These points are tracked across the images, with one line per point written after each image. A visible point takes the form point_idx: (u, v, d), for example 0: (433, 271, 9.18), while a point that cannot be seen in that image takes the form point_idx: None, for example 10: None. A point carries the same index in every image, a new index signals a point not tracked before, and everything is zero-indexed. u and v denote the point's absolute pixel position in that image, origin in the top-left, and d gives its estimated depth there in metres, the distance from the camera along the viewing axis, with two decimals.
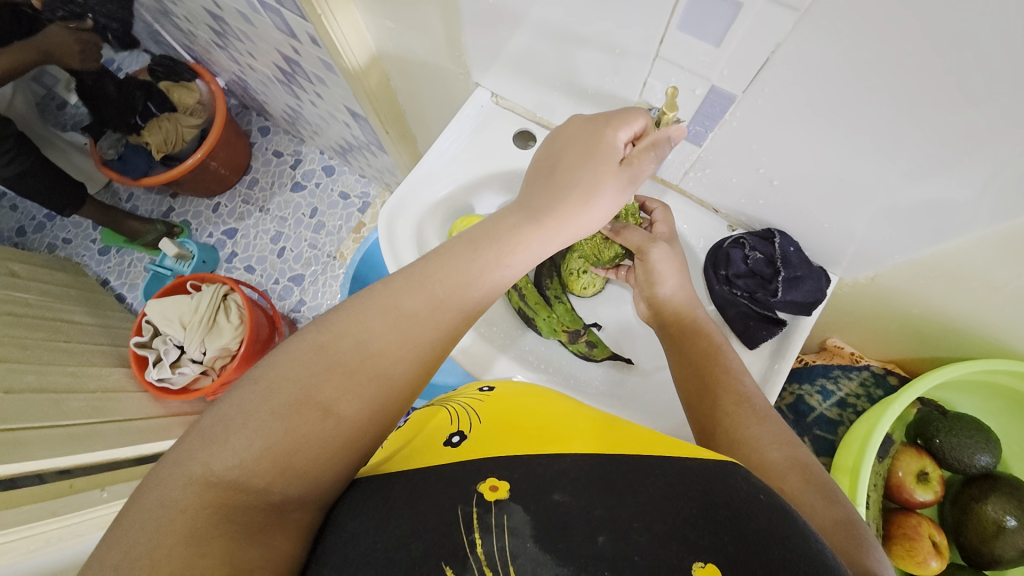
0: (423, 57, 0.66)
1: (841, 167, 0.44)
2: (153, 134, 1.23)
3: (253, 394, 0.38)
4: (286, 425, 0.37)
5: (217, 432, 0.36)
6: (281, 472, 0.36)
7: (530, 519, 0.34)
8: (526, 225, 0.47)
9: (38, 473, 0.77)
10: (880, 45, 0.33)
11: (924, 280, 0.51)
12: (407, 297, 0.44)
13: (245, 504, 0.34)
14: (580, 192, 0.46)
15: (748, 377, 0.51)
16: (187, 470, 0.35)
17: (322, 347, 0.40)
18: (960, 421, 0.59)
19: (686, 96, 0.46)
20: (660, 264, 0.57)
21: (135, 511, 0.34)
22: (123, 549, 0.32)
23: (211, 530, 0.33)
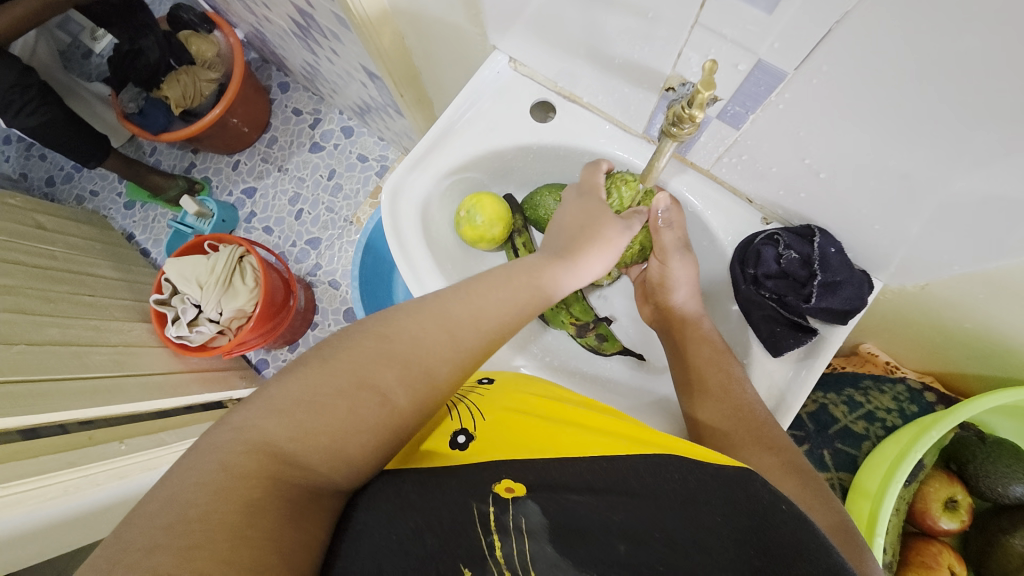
0: (438, 15, 0.60)
1: (902, 164, 0.38)
2: (171, 89, 1.19)
3: (319, 369, 0.37)
4: (346, 405, 0.36)
5: (283, 404, 0.35)
6: (334, 456, 0.35)
7: (548, 522, 0.33)
8: (550, 265, 0.48)
9: (61, 423, 0.78)
10: (969, 21, 0.27)
11: (983, 295, 0.45)
12: (456, 304, 0.43)
13: (295, 482, 0.33)
14: (591, 237, 0.51)
15: (748, 385, 0.50)
16: (249, 436, 0.34)
17: (380, 337, 0.40)
18: (1001, 449, 0.56)
19: (727, 72, 0.40)
20: (677, 270, 0.56)
21: (180, 475, 0.32)
22: (180, 506, 0.30)
23: (269, 504, 0.31)
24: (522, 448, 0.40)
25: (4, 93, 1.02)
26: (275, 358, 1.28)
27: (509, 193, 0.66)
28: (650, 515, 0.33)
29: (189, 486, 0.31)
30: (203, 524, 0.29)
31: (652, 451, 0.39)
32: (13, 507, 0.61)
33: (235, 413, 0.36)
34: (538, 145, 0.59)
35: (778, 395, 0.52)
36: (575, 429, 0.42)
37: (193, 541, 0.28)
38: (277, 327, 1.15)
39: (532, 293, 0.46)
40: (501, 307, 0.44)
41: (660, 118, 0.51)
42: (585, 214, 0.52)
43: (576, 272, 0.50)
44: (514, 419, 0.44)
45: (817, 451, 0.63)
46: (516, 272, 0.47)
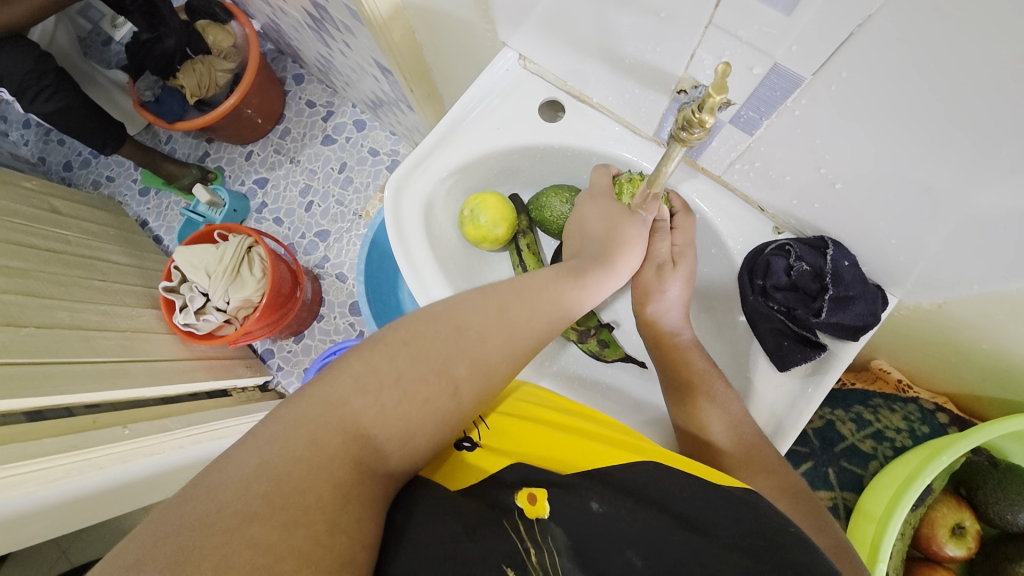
0: (449, 9, 0.59)
1: (925, 176, 0.36)
2: (187, 77, 1.20)
3: (400, 352, 0.37)
4: (424, 393, 0.36)
5: (374, 382, 0.35)
6: (409, 444, 0.35)
7: (570, 540, 0.33)
8: (590, 275, 0.48)
9: (67, 406, 0.79)
10: (1001, 29, 0.26)
11: (1002, 316, 0.43)
12: (518, 307, 0.42)
13: (374, 467, 0.33)
14: (618, 243, 0.50)
15: (734, 402, 0.49)
16: (338, 411, 0.33)
17: (455, 326, 0.39)
18: (1015, 476, 0.54)
19: (741, 75, 0.38)
20: (648, 280, 0.55)
21: (268, 442, 0.31)
22: (276, 476, 0.29)
23: (360, 489, 0.31)
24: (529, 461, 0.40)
25: (22, 78, 1.04)
26: (281, 349, 1.29)
27: (514, 193, 0.65)
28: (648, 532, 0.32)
29: (278, 457, 0.30)
30: (301, 503, 0.28)
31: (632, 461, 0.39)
32: (14, 488, 0.60)
33: (317, 382, 0.35)
34: (545, 146, 0.58)
35: (776, 421, 0.50)
36: (577, 439, 0.42)
37: (289, 518, 0.28)
38: (283, 317, 1.15)
39: (580, 295, 0.46)
40: (552, 307, 0.44)
41: (671, 121, 0.50)
42: (610, 218, 0.52)
43: (613, 279, 0.49)
44: (518, 427, 0.44)
45: (821, 469, 0.61)
46: (550, 285, 0.45)
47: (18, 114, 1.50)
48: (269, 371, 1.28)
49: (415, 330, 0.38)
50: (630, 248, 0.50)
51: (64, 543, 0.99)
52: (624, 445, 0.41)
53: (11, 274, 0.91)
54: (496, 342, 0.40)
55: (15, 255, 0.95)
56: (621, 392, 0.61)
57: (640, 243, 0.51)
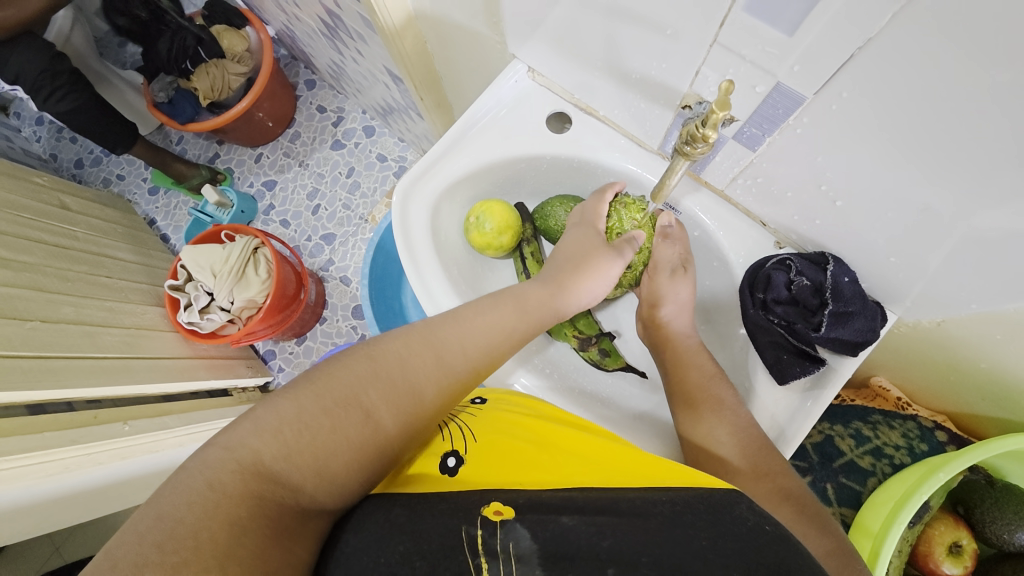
0: (460, 23, 0.61)
1: (921, 195, 0.37)
2: (200, 80, 1.22)
3: (308, 389, 0.37)
4: (333, 424, 0.36)
5: (274, 422, 0.35)
6: (321, 475, 0.35)
7: (538, 547, 0.32)
8: (520, 295, 0.49)
9: (68, 401, 0.80)
10: (1003, 51, 0.26)
11: (1000, 335, 0.44)
12: (444, 332, 0.44)
13: (281, 500, 0.33)
14: (585, 270, 0.52)
15: (742, 407, 0.49)
16: (236, 454, 0.33)
17: (371, 358, 0.40)
18: (1012, 495, 0.53)
19: (744, 92, 0.39)
20: (664, 286, 0.56)
21: (172, 491, 0.31)
22: (170, 521, 0.29)
23: (255, 521, 0.31)
24: (523, 478, 0.39)
25: (35, 78, 1.06)
26: (282, 350, 1.29)
27: (520, 202, 0.66)
28: (642, 541, 0.32)
29: (187, 506, 0.30)
30: (190, 543, 0.28)
31: (602, 476, 0.39)
32: (15, 480, 0.60)
33: (224, 432, 0.35)
34: (554, 157, 0.59)
35: (779, 428, 0.50)
36: (565, 453, 0.42)
37: (176, 561, 0.27)
38: (287, 318, 1.16)
39: (518, 318, 0.47)
40: (482, 331, 0.45)
41: (675, 135, 0.51)
42: (580, 246, 0.54)
43: (565, 299, 0.51)
44: (504, 440, 0.44)
45: (819, 484, 0.61)
46: (484, 309, 0.46)
47: (31, 112, 1.52)
48: (270, 372, 1.28)
49: (329, 369, 0.39)
50: (587, 275, 0.52)
51: (58, 538, 0.99)
52: (619, 454, 0.42)
53: (18, 269, 0.91)
54: (418, 368, 0.41)
55: (23, 250, 0.96)
56: (619, 401, 0.61)
57: (605, 275, 0.53)
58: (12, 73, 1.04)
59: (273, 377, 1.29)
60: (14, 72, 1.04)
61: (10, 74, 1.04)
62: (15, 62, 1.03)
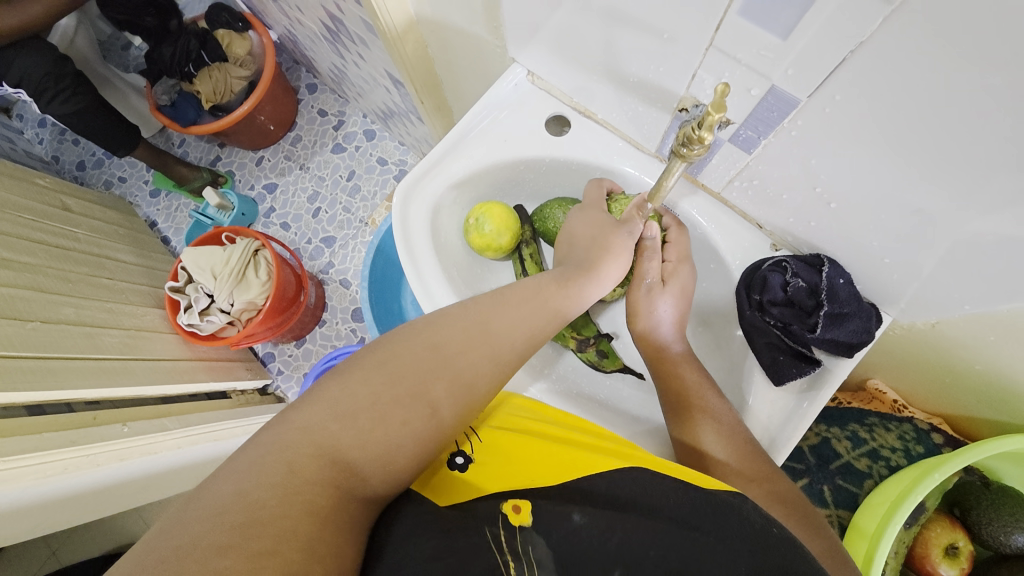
0: (460, 26, 0.61)
1: (915, 197, 0.38)
2: (203, 83, 1.22)
3: (376, 374, 0.37)
4: (402, 416, 0.36)
5: (349, 409, 0.35)
6: (388, 465, 0.35)
7: (553, 552, 0.33)
8: (568, 284, 0.48)
9: (67, 402, 0.80)
10: (996, 55, 0.27)
11: (994, 337, 0.44)
12: (501, 319, 0.43)
13: (354, 492, 0.33)
14: (603, 252, 0.51)
15: (728, 408, 0.50)
16: (314, 438, 0.33)
17: (435, 346, 0.40)
18: (1006, 496, 0.54)
19: (740, 96, 0.40)
20: (640, 299, 0.56)
21: (249, 469, 0.31)
22: (251, 503, 0.29)
23: (332, 514, 0.31)
24: (525, 476, 0.39)
25: (40, 80, 1.06)
26: (282, 353, 1.29)
27: (519, 204, 0.67)
28: None
29: (259, 490, 0.30)
30: (274, 530, 0.28)
31: (628, 465, 0.40)
32: (13, 481, 0.60)
33: (295, 411, 0.35)
34: (553, 160, 0.60)
35: (771, 436, 0.51)
36: (564, 450, 0.42)
37: (264, 547, 0.27)
38: (286, 321, 1.16)
39: (563, 308, 0.47)
40: (533, 319, 0.45)
41: (672, 138, 0.52)
42: (591, 228, 0.53)
43: (596, 285, 0.50)
44: (503, 439, 0.44)
45: (816, 486, 0.61)
46: (532, 295, 0.46)
47: (34, 113, 1.53)
48: (269, 375, 1.28)
49: (395, 352, 0.39)
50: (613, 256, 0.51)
51: (54, 541, 0.99)
52: (610, 453, 0.42)
53: (19, 269, 0.92)
54: (480, 358, 0.41)
55: (24, 251, 0.96)
56: (618, 403, 0.61)
57: (625, 251, 0.52)
58: (16, 75, 1.05)
59: (272, 380, 1.29)
60: (18, 74, 1.05)
61: (14, 75, 1.04)
62: (21, 65, 1.04)
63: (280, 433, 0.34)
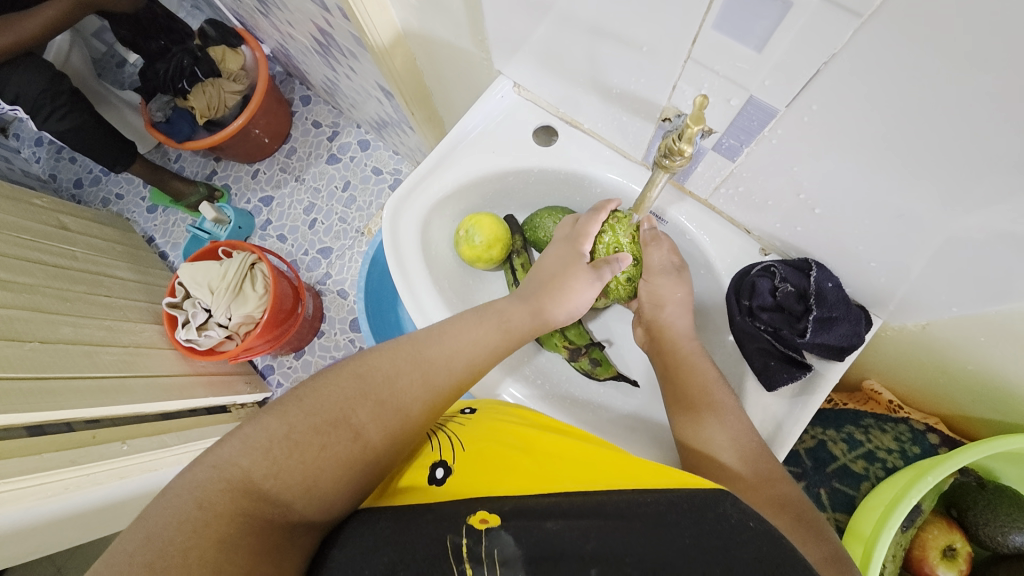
0: (447, 40, 0.62)
1: (896, 202, 0.38)
2: (197, 99, 1.22)
3: (295, 407, 0.38)
4: (321, 443, 0.36)
5: (263, 440, 0.35)
6: (308, 491, 0.35)
7: (522, 552, 0.32)
8: (507, 313, 0.50)
9: (68, 422, 0.80)
10: (965, 66, 0.27)
11: (984, 337, 0.44)
12: (430, 347, 0.44)
13: (271, 520, 0.33)
14: (561, 288, 0.53)
15: (739, 413, 0.50)
16: (225, 473, 0.33)
17: (358, 375, 0.41)
18: (1003, 496, 0.54)
19: (720, 106, 0.40)
20: (663, 286, 0.56)
21: (161, 510, 0.31)
22: (159, 542, 0.29)
23: (244, 540, 0.31)
24: (509, 482, 0.39)
25: (35, 99, 1.07)
26: (280, 365, 1.29)
27: (509, 214, 0.67)
28: (628, 538, 0.32)
29: (171, 526, 0.30)
30: (180, 562, 0.28)
31: (619, 476, 0.39)
32: (13, 502, 0.60)
33: (213, 449, 0.36)
34: (543, 171, 0.60)
35: (775, 424, 0.51)
36: (553, 459, 0.42)
37: None
38: (284, 333, 1.16)
39: (501, 335, 0.48)
40: (469, 346, 0.46)
41: (657, 147, 0.52)
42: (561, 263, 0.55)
43: (554, 309, 0.52)
44: (491, 448, 0.43)
45: (813, 489, 0.61)
46: (464, 324, 0.47)
47: (30, 132, 1.54)
48: (268, 387, 1.28)
49: (317, 386, 0.40)
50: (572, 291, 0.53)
51: (59, 558, 0.98)
52: (601, 461, 0.41)
53: (17, 289, 0.92)
54: (405, 383, 0.41)
55: (22, 271, 0.97)
56: (613, 410, 0.61)
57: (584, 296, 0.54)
58: (12, 94, 1.06)
59: (271, 393, 1.29)
60: (13, 93, 1.06)
61: (10, 94, 1.05)
62: (15, 84, 1.05)
63: (192, 476, 0.34)
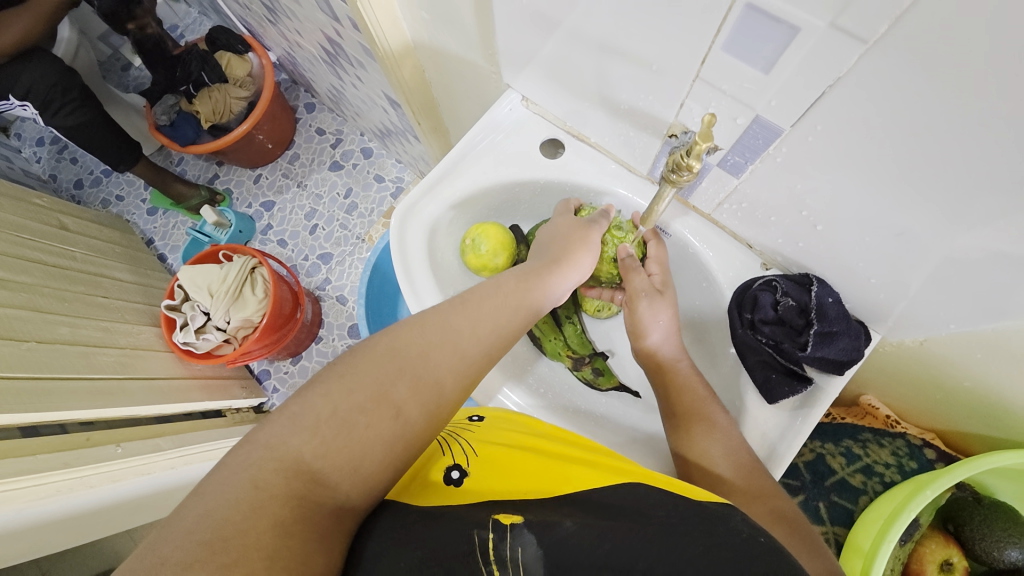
0: (457, 53, 0.63)
1: (897, 220, 0.39)
2: (203, 104, 1.25)
3: (338, 385, 0.37)
4: (366, 421, 0.36)
5: (310, 421, 0.35)
6: (357, 474, 0.35)
7: (543, 555, 0.32)
8: (529, 280, 0.49)
9: (61, 423, 0.79)
10: (965, 92, 0.28)
11: (980, 354, 0.45)
12: (458, 318, 0.43)
13: (323, 501, 0.33)
14: (568, 247, 0.53)
15: (734, 428, 0.50)
16: (276, 453, 0.33)
17: (393, 350, 0.40)
18: (1000, 511, 0.54)
19: (725, 124, 0.41)
20: (646, 313, 0.56)
21: (212, 489, 0.31)
22: (216, 522, 0.29)
23: (299, 525, 0.31)
24: (517, 488, 0.40)
25: (46, 92, 1.08)
26: (277, 370, 1.29)
27: (514, 224, 0.68)
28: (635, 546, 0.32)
29: (226, 508, 0.30)
30: (238, 543, 0.28)
31: (625, 484, 0.40)
32: (5, 504, 0.59)
33: (258, 431, 0.35)
34: (549, 183, 0.61)
35: (770, 446, 0.51)
36: (557, 467, 0.42)
37: (228, 560, 0.27)
38: (282, 338, 1.16)
39: (524, 300, 0.48)
40: (496, 315, 0.45)
41: (663, 162, 0.53)
42: (565, 232, 0.55)
43: (565, 277, 0.52)
44: (501, 454, 0.44)
45: (812, 502, 0.61)
46: (491, 293, 0.47)
47: (32, 133, 1.55)
48: (264, 393, 1.28)
49: (353, 362, 0.39)
50: (581, 251, 0.53)
51: (45, 563, 0.96)
52: (606, 468, 0.42)
53: (15, 288, 0.91)
54: (439, 357, 0.41)
55: (20, 271, 0.96)
56: (614, 420, 0.62)
57: (590, 245, 0.54)
58: (23, 90, 1.06)
59: (267, 398, 1.28)
60: (24, 87, 1.05)
61: (21, 89, 1.05)
62: (27, 78, 1.05)
63: (241, 458, 0.33)
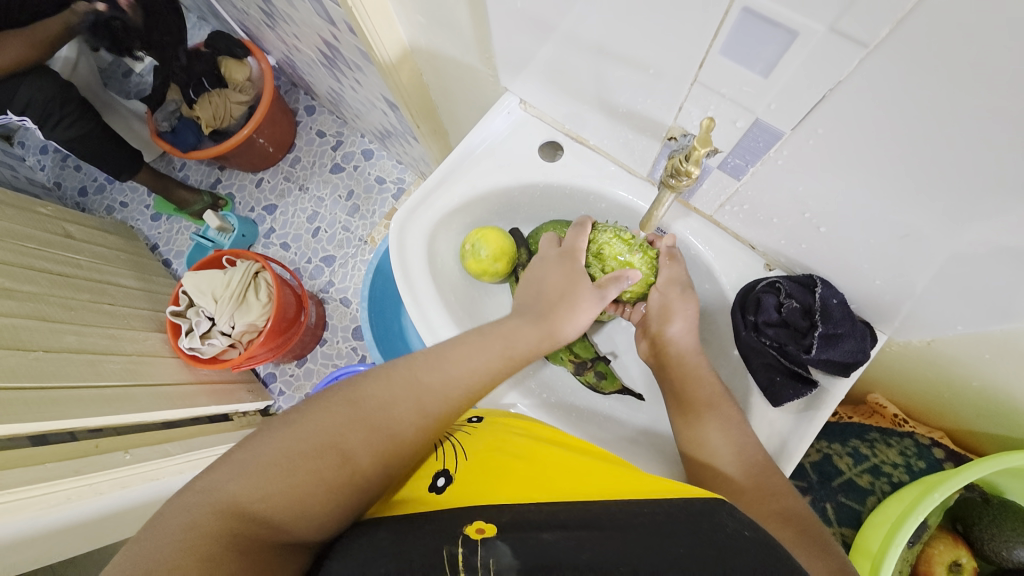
0: (453, 56, 0.63)
1: (903, 221, 0.38)
2: (203, 109, 1.25)
3: (287, 434, 0.38)
4: (311, 467, 0.37)
5: (253, 466, 0.36)
6: (296, 513, 0.36)
7: (518, 562, 0.31)
8: (500, 329, 0.50)
9: (71, 430, 0.80)
10: (971, 92, 0.28)
11: (989, 354, 0.44)
12: (426, 372, 0.45)
13: (258, 537, 0.34)
14: (567, 306, 0.53)
15: (744, 427, 0.50)
16: (211, 497, 0.34)
17: (351, 401, 0.42)
18: (1009, 511, 0.53)
19: (725, 127, 0.41)
20: (676, 301, 0.56)
21: (154, 530, 0.32)
22: (147, 560, 0.30)
23: (228, 556, 0.31)
24: (519, 491, 0.39)
25: (44, 105, 1.08)
26: (283, 373, 1.29)
27: (514, 227, 0.67)
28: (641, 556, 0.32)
29: (160, 546, 0.31)
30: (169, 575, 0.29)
31: (631, 488, 0.39)
32: (16, 512, 0.60)
33: (204, 475, 0.37)
34: (548, 187, 0.61)
35: (781, 442, 0.51)
36: (554, 469, 0.42)
37: None
38: (288, 341, 1.16)
39: (501, 356, 0.48)
40: (467, 371, 0.46)
41: (663, 164, 0.53)
42: (548, 276, 0.56)
43: (555, 330, 0.52)
44: (497, 459, 0.44)
45: (819, 503, 0.61)
46: (460, 345, 0.48)
47: (36, 141, 1.55)
48: (270, 396, 1.28)
49: (309, 413, 0.40)
50: (579, 307, 0.53)
51: None
52: (611, 472, 0.42)
53: (21, 298, 0.92)
54: (400, 409, 0.42)
55: (26, 280, 0.97)
56: (618, 423, 0.61)
57: (592, 305, 0.54)
58: (22, 102, 1.06)
59: (273, 402, 1.29)
60: (23, 100, 1.06)
61: (20, 103, 1.06)
62: (25, 92, 1.05)
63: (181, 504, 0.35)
